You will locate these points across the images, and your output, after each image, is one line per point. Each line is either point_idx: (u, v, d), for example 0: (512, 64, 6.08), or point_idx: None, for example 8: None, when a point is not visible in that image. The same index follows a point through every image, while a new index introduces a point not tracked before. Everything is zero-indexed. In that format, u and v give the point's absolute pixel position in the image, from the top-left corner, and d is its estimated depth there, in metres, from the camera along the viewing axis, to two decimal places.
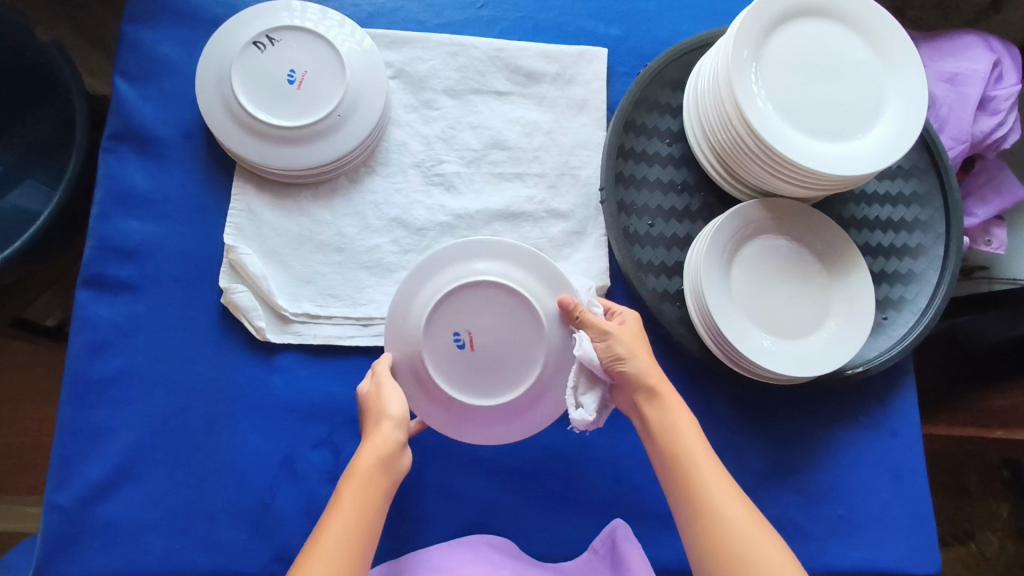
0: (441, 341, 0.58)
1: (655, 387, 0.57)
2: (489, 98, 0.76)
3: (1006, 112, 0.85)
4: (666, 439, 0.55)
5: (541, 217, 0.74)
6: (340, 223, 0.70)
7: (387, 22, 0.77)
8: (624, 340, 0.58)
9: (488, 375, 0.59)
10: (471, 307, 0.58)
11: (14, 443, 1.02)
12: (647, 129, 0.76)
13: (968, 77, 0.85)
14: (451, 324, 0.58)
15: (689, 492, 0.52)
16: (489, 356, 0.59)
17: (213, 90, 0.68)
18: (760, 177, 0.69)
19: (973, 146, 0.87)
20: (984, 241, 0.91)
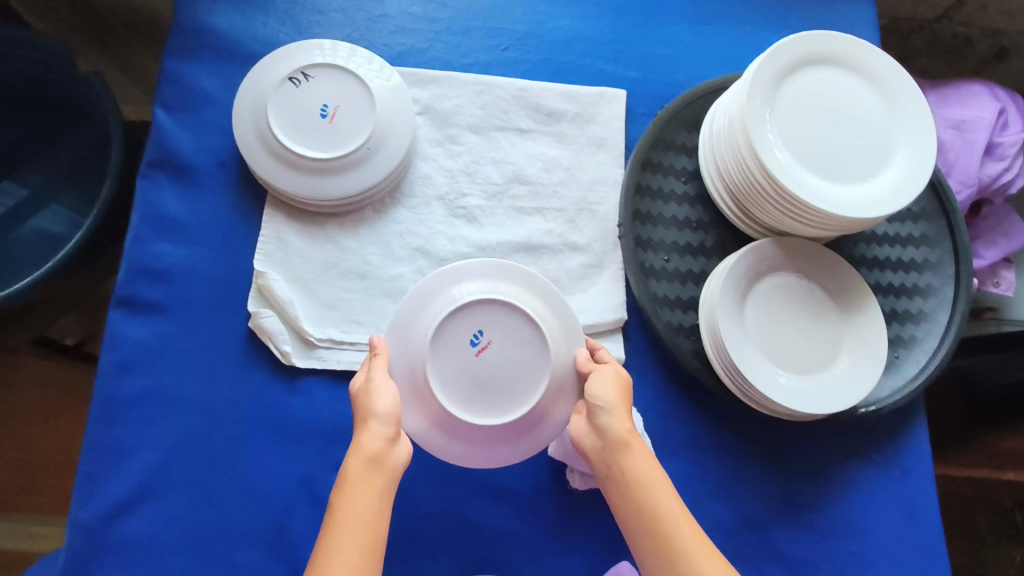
0: (502, 346, 0.62)
1: (626, 439, 0.58)
2: (511, 134, 0.79)
3: (1012, 158, 0.87)
4: (635, 491, 0.56)
5: (560, 250, 0.76)
6: (365, 252, 0.73)
7: (416, 61, 0.81)
8: (602, 381, 0.61)
9: (453, 333, 0.62)
10: (518, 384, 0.62)
11: (22, 463, 1.03)
12: (663, 167, 0.80)
13: (974, 123, 0.88)
14: (516, 363, 0.62)
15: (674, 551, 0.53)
16: (459, 354, 0.62)
17: (250, 124, 0.71)
18: (774, 216, 0.72)
19: (980, 191, 0.89)
20: (992, 282, 0.91)
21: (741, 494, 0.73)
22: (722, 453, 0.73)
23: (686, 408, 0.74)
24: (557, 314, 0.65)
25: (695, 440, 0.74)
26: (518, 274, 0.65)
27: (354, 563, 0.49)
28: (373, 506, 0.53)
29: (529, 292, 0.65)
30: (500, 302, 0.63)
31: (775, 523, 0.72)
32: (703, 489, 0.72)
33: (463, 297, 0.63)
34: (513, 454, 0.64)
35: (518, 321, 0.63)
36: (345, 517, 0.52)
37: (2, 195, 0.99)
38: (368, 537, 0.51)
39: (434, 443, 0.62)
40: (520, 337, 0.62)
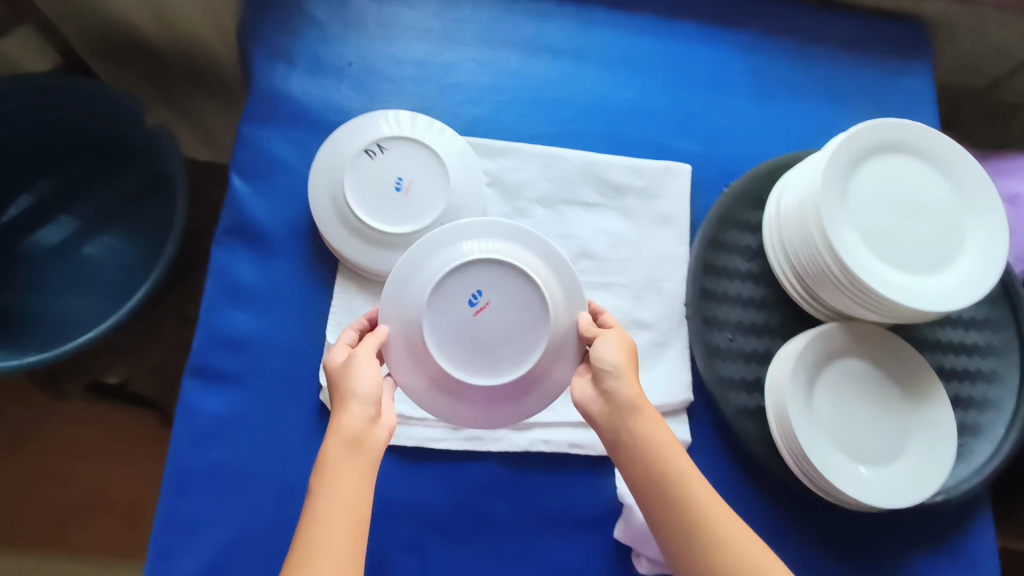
0: (500, 307, 0.61)
1: (635, 403, 0.58)
2: (578, 208, 0.80)
3: None
4: (656, 456, 0.56)
5: (625, 327, 0.76)
6: None
7: (484, 131, 0.82)
8: (608, 345, 0.60)
9: (452, 289, 0.61)
10: (515, 346, 0.61)
11: (101, 485, 1.15)
12: (727, 244, 0.80)
13: None
14: (514, 324, 0.61)
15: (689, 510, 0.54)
16: (456, 311, 0.61)
17: (326, 196, 0.72)
18: (843, 302, 0.72)
19: None
20: None
21: None
22: (788, 540, 0.73)
23: (751, 492, 0.74)
24: (559, 277, 0.64)
25: (760, 525, 0.73)
26: (518, 235, 0.64)
27: (343, 546, 0.47)
28: (352, 491, 0.50)
29: (530, 251, 0.63)
30: (501, 263, 0.61)
31: None
32: None
33: (462, 255, 0.61)
34: (511, 416, 0.63)
35: (515, 281, 0.61)
36: (325, 502, 0.49)
37: (58, 228, 1.05)
38: (347, 521, 0.49)
39: (429, 398, 0.62)
40: (519, 298, 0.61)
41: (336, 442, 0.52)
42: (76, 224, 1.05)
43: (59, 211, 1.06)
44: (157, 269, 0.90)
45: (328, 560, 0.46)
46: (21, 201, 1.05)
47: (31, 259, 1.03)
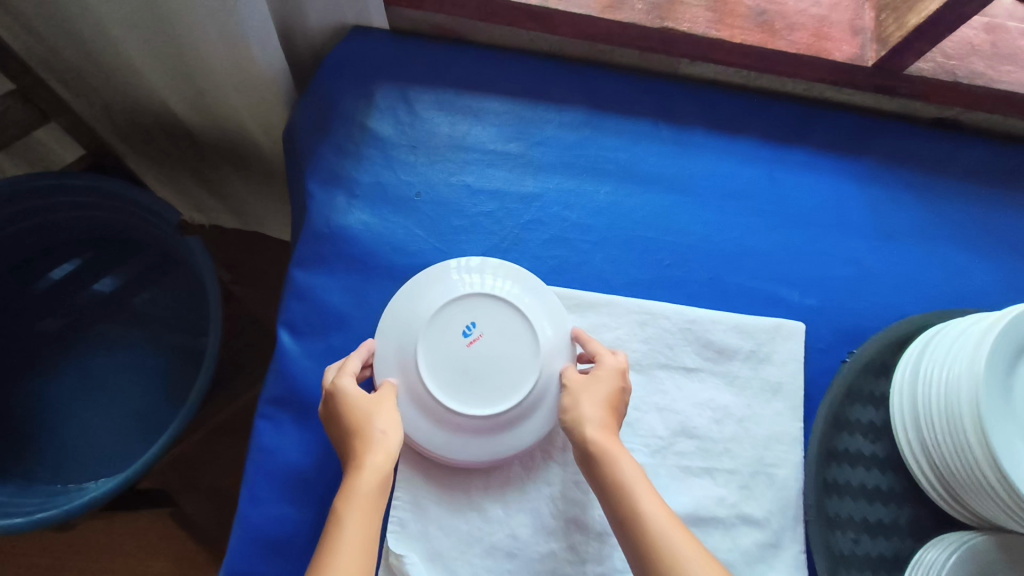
0: (493, 339, 0.63)
1: (596, 443, 0.58)
2: (676, 374, 0.69)
3: None
4: (621, 495, 0.55)
5: (732, 523, 0.65)
6: (512, 522, 0.62)
7: (571, 276, 0.72)
8: (575, 389, 0.62)
9: (446, 321, 0.63)
10: (508, 378, 0.62)
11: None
12: (850, 423, 0.69)
13: None
14: (507, 355, 0.62)
15: (640, 548, 0.52)
16: (450, 342, 0.62)
17: (393, 365, 0.62)
18: (1000, 517, 0.61)
19: None
20: None
21: None
22: None
23: None
24: (551, 316, 0.66)
25: None
26: (515, 275, 0.67)
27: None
28: (371, 524, 0.52)
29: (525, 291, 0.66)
30: (497, 300, 0.64)
31: None
32: None
33: (457, 294, 0.64)
34: (497, 454, 0.62)
35: (507, 317, 0.64)
36: (348, 533, 0.50)
37: (103, 283, 0.97)
38: (363, 554, 0.50)
39: (421, 433, 0.61)
40: (512, 333, 0.63)
41: (368, 477, 0.54)
42: (130, 282, 0.97)
43: (106, 269, 0.97)
44: (189, 401, 0.81)
45: None
46: (68, 263, 0.95)
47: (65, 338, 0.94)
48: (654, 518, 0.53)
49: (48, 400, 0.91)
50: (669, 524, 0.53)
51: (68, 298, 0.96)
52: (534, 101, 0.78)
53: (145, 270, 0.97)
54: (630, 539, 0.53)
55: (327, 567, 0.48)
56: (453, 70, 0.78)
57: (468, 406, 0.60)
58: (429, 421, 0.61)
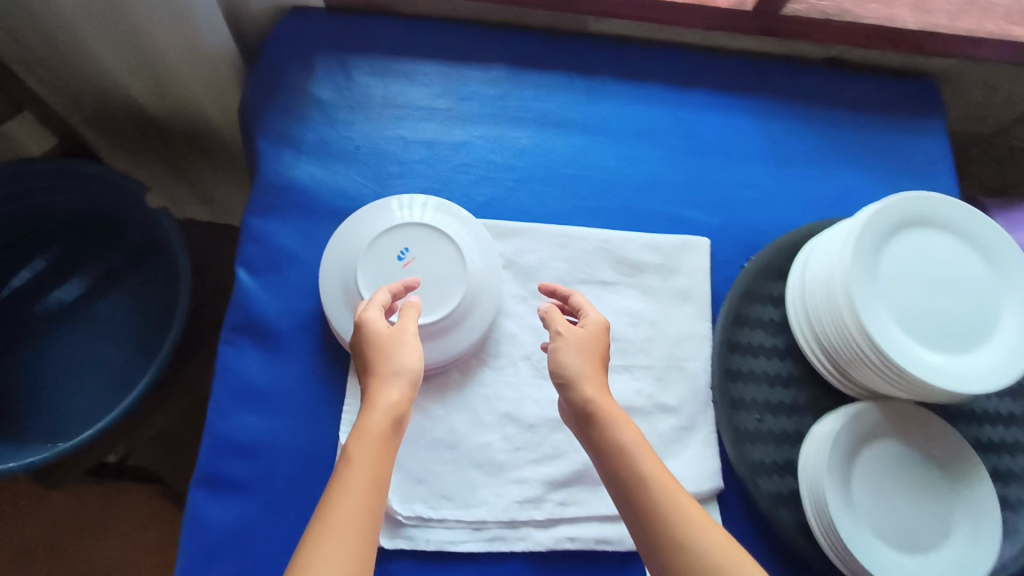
0: (425, 260, 0.72)
1: (591, 408, 0.60)
2: (595, 288, 0.78)
3: None
4: (623, 466, 0.57)
5: (650, 411, 0.74)
6: (452, 419, 0.71)
7: (500, 210, 0.80)
8: (567, 346, 0.65)
9: (383, 247, 0.71)
10: (439, 293, 0.70)
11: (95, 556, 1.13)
12: (752, 320, 0.77)
13: None
14: (437, 273, 0.71)
15: (647, 517, 0.54)
16: (387, 265, 0.71)
17: (338, 287, 0.70)
18: (877, 383, 0.70)
19: None
20: None
21: None
22: None
23: None
24: (477, 240, 0.75)
25: None
26: (447, 208, 0.76)
27: (360, 509, 0.51)
28: (379, 462, 0.54)
29: (456, 221, 0.75)
30: (428, 228, 0.73)
31: None
32: None
33: (395, 226, 0.72)
34: (434, 359, 0.70)
35: (438, 245, 0.72)
36: (354, 468, 0.53)
37: (64, 289, 1.04)
38: (370, 491, 0.52)
39: None
40: (442, 256, 0.72)
41: (378, 415, 0.56)
42: (91, 283, 1.04)
43: (70, 270, 1.05)
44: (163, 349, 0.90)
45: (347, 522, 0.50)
46: (34, 264, 1.03)
47: (37, 329, 1.01)
48: (660, 487, 0.55)
49: (31, 376, 0.98)
50: (675, 490, 0.55)
51: (26, 308, 1.02)
52: (459, 61, 0.87)
53: (108, 267, 1.05)
54: (637, 508, 0.55)
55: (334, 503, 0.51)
56: (385, 39, 0.87)
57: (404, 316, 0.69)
58: None
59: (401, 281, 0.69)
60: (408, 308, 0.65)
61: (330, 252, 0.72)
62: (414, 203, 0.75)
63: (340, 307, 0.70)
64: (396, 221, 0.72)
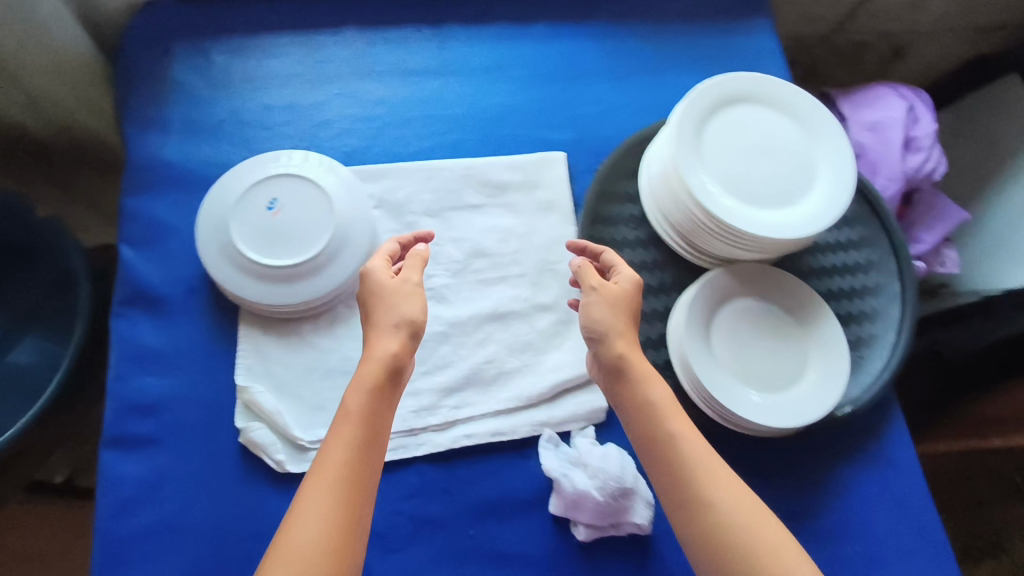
0: (294, 207, 0.77)
1: (619, 363, 0.65)
2: (464, 212, 0.84)
3: (927, 148, 1.08)
4: (645, 416, 0.64)
5: (528, 312, 0.80)
6: (343, 348, 0.76)
7: (365, 157, 0.87)
8: (601, 301, 0.68)
9: (251, 202, 0.76)
10: (310, 234, 0.76)
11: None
12: (612, 218, 0.84)
13: (888, 123, 1.08)
14: (306, 217, 0.76)
15: (673, 472, 0.61)
16: (258, 217, 0.76)
17: (214, 244, 0.75)
18: (721, 248, 0.77)
19: (909, 180, 1.08)
20: (939, 263, 1.17)
21: None
22: None
23: None
24: (342, 181, 0.80)
25: None
26: (310, 158, 0.80)
27: (347, 470, 0.57)
28: (372, 423, 0.59)
29: (319, 168, 0.80)
30: (292, 178, 0.78)
31: None
32: None
33: (262, 182, 0.77)
34: (315, 294, 0.75)
35: (304, 192, 0.77)
36: (343, 424, 0.59)
37: None
38: (357, 445, 0.58)
39: (249, 290, 0.74)
40: (310, 201, 0.77)
41: (370, 366, 0.61)
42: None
43: None
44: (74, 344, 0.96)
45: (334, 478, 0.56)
46: None
47: None
48: (687, 448, 0.62)
49: None
50: (695, 451, 0.62)
51: None
52: (310, 29, 0.92)
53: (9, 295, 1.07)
54: (658, 460, 0.62)
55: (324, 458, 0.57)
56: (236, 19, 0.92)
57: (281, 259, 0.74)
58: (253, 278, 0.74)
59: (412, 234, 0.76)
60: (412, 258, 0.70)
61: (203, 213, 0.77)
62: (278, 157, 0.80)
63: (219, 260, 0.75)
64: (261, 176, 0.77)
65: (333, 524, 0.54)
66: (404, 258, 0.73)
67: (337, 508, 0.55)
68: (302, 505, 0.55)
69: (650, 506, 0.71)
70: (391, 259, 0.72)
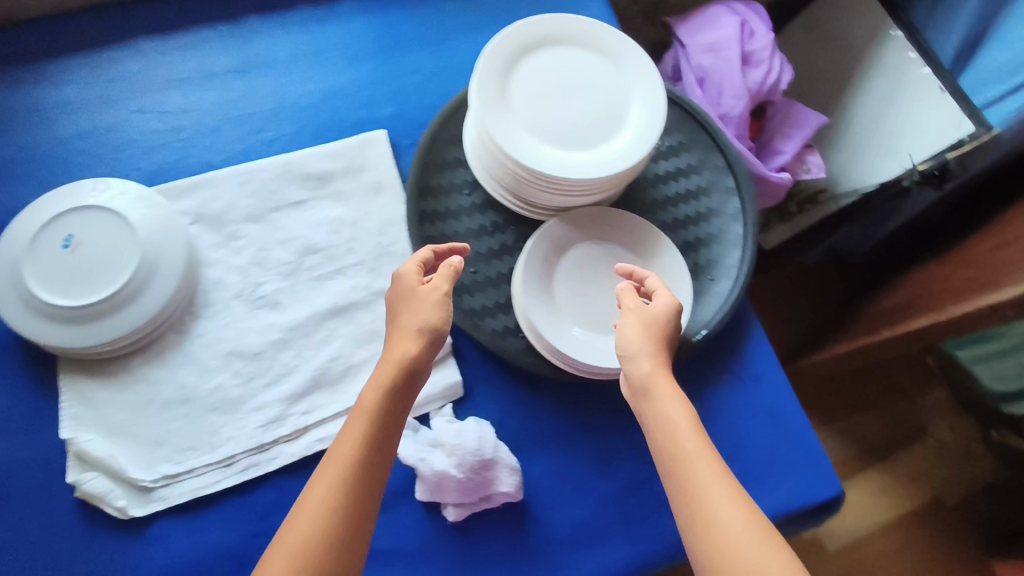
0: (93, 239, 0.72)
1: (647, 382, 0.59)
2: (289, 210, 0.80)
3: (768, 60, 1.07)
4: (669, 440, 0.56)
5: (369, 300, 0.77)
6: (177, 375, 0.72)
7: (176, 173, 0.81)
8: (633, 325, 0.63)
9: (44, 243, 0.71)
10: (116, 264, 0.71)
11: None
12: (444, 187, 0.81)
13: (724, 42, 1.07)
14: (108, 247, 0.71)
15: (686, 496, 0.53)
16: (55, 257, 0.70)
17: (10, 295, 0.69)
18: (549, 199, 0.74)
19: (756, 95, 1.08)
20: (804, 169, 1.18)
21: (617, 458, 0.74)
22: (594, 432, 0.74)
23: (544, 401, 0.75)
24: (144, 201, 0.74)
25: (558, 430, 0.74)
26: (105, 183, 0.75)
27: (339, 488, 0.54)
28: (367, 434, 0.56)
29: (117, 192, 0.74)
30: (86, 210, 0.72)
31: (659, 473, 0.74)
32: (580, 470, 0.73)
33: (54, 220, 0.72)
34: (132, 326, 0.70)
35: (102, 221, 0.72)
36: (346, 430, 0.57)
37: None
38: (353, 455, 0.55)
39: (57, 336, 0.69)
40: (110, 229, 0.72)
41: (384, 367, 0.59)
42: None
43: None
44: None
45: (326, 484, 0.54)
46: None
47: None
48: (701, 470, 0.54)
49: None
50: (707, 474, 0.54)
51: None
52: (93, 46, 0.86)
53: None
54: (673, 478, 0.55)
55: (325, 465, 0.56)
56: (7, 46, 0.84)
57: (86, 296, 0.69)
58: (59, 322, 0.69)
59: (448, 247, 0.72)
60: (444, 269, 0.65)
61: None
62: (69, 190, 0.74)
63: (19, 310, 0.69)
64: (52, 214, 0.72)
65: (334, 517, 0.53)
66: (437, 267, 0.70)
67: (346, 504, 0.54)
68: (300, 508, 0.54)
69: (516, 472, 0.70)
70: (425, 267, 0.68)
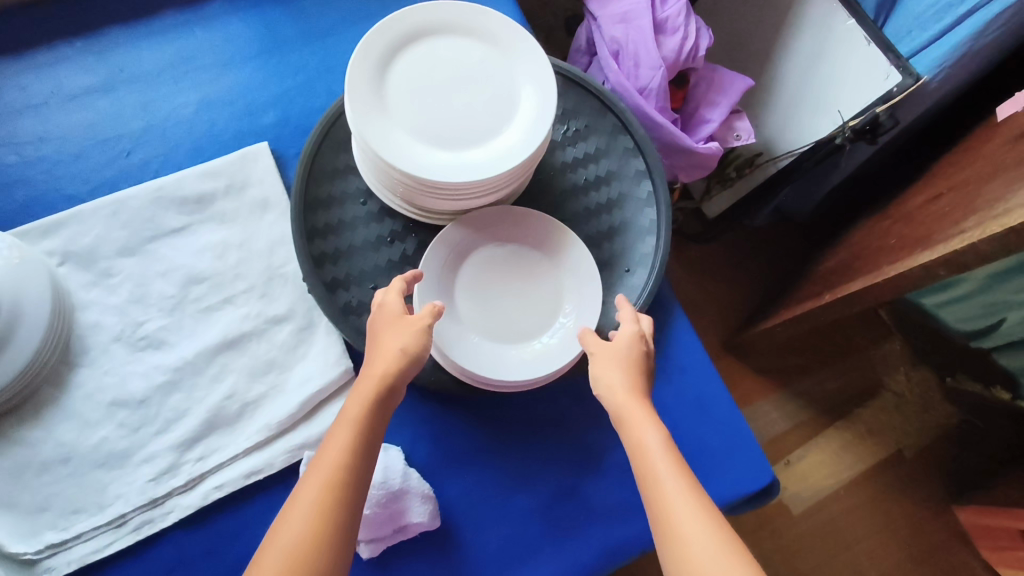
0: None
1: (618, 414, 0.56)
2: (167, 239, 0.74)
3: (683, 26, 1.01)
4: (640, 462, 0.53)
5: (263, 329, 0.72)
6: (56, 433, 0.66)
7: (39, 209, 0.74)
8: (599, 363, 0.61)
9: None
10: None
11: None
12: (335, 198, 0.75)
13: (635, 11, 1.00)
14: None
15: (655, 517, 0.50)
16: None
17: None
18: (442, 205, 0.69)
19: (674, 64, 1.02)
20: (734, 136, 1.13)
21: (540, 470, 0.71)
22: (512, 445, 0.71)
23: (458, 418, 0.71)
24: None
25: (475, 447, 0.70)
26: None
27: (319, 499, 0.49)
28: (351, 446, 0.52)
29: None
30: None
31: (584, 480, 0.71)
32: (501, 486, 0.70)
33: None
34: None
35: None
36: (330, 442, 0.53)
37: None
38: (341, 465, 0.51)
39: None
40: None
41: (367, 383, 0.56)
42: None
43: None
44: None
45: (309, 496, 0.50)
46: None
47: None
48: (670, 488, 0.50)
49: None
50: (677, 490, 0.50)
51: None
52: None
53: None
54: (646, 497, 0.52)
55: (308, 477, 0.51)
56: None
57: None
58: None
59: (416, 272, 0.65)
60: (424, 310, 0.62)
61: None
62: None
63: None
64: None
65: (324, 524, 0.49)
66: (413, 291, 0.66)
67: (335, 512, 0.49)
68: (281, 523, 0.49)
69: (429, 500, 0.66)
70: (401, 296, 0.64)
